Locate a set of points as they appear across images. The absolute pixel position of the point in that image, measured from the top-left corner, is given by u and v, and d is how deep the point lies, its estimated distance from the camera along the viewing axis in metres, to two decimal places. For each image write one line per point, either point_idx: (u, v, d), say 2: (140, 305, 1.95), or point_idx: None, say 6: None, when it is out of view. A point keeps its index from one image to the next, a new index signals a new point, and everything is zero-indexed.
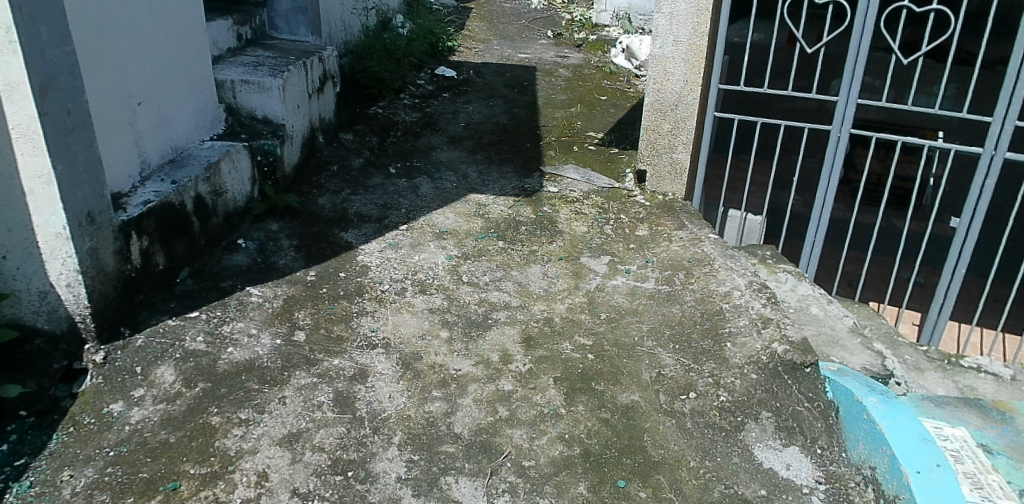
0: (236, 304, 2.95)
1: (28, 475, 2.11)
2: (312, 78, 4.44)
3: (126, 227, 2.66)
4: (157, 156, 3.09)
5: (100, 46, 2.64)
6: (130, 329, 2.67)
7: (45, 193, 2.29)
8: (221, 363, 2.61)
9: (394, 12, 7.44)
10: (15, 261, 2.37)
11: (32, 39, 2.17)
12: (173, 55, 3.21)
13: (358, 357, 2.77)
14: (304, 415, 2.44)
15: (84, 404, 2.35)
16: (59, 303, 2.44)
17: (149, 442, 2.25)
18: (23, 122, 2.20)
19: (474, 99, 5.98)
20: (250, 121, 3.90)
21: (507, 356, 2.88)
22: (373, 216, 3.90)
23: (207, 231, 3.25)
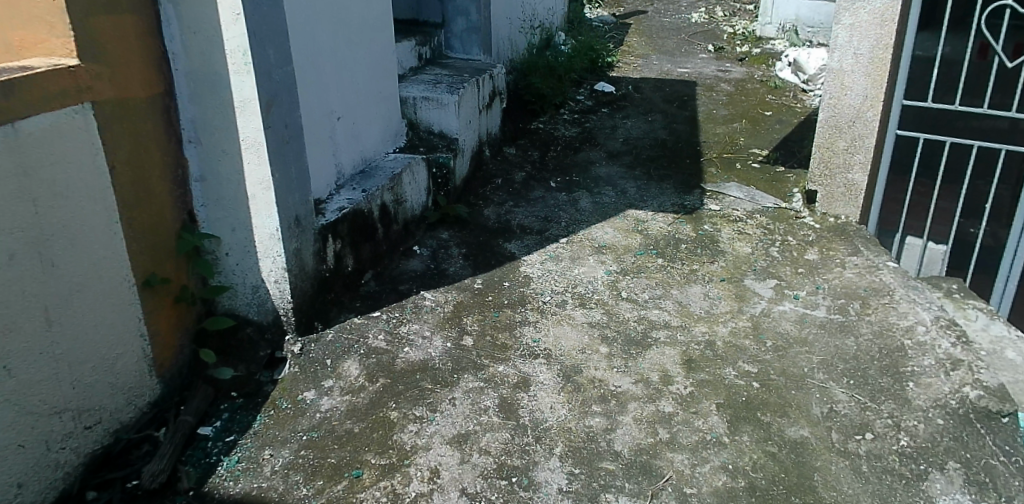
0: (412, 307, 3.14)
1: (236, 451, 2.31)
2: (483, 94, 4.64)
3: (323, 231, 2.92)
4: (350, 166, 3.37)
5: (310, 66, 2.93)
6: (322, 324, 2.91)
7: (263, 198, 2.56)
8: (399, 361, 2.78)
9: (555, 29, 7.56)
10: (235, 258, 2.67)
11: (262, 61, 2.46)
12: (368, 74, 3.49)
13: (521, 365, 2.84)
14: (471, 418, 2.54)
15: (283, 390, 2.58)
16: (267, 297, 2.71)
17: (336, 429, 2.43)
18: (251, 134, 2.49)
19: (633, 113, 5.95)
20: (427, 136, 4.14)
21: (668, 377, 2.82)
22: (535, 228, 3.99)
23: (389, 237, 3.48)
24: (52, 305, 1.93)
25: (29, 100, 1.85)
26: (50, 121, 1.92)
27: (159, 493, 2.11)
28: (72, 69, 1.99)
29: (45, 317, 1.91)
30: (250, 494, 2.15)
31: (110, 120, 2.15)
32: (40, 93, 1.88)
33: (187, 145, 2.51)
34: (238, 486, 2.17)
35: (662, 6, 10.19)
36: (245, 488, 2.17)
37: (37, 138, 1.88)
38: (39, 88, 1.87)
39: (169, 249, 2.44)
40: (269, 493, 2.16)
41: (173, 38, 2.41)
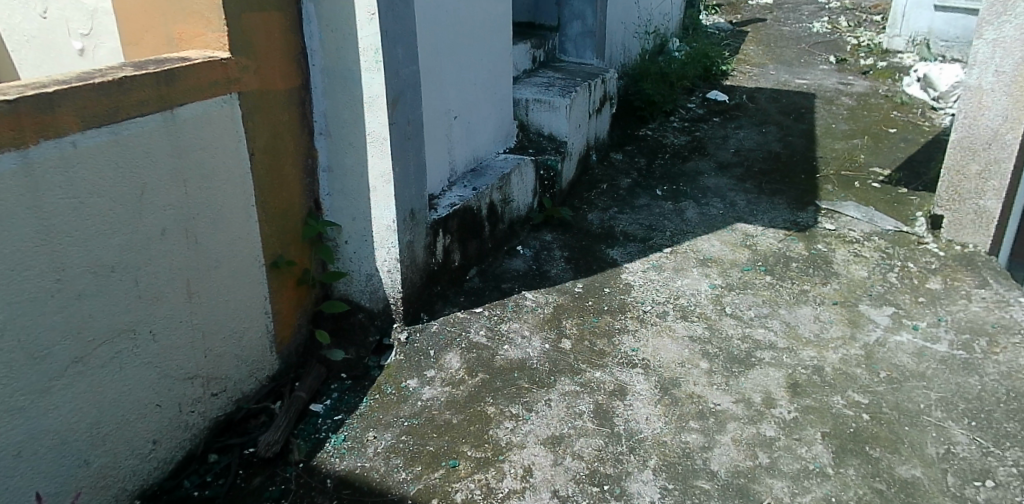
0: (513, 305, 3.18)
1: (343, 429, 2.42)
2: (594, 98, 4.63)
3: (435, 226, 3.01)
4: (462, 164, 3.45)
5: (432, 66, 3.03)
6: (427, 315, 3.01)
7: (383, 190, 2.67)
8: (498, 358, 2.83)
9: (669, 34, 7.43)
10: (353, 246, 2.80)
11: (391, 59, 2.57)
12: (485, 74, 3.57)
13: (618, 373, 2.81)
14: (566, 421, 2.54)
15: (388, 376, 2.68)
16: (379, 285, 2.83)
17: (436, 419, 2.50)
18: (377, 129, 2.60)
19: (745, 124, 5.77)
20: (537, 137, 4.19)
21: (770, 399, 2.72)
22: (639, 236, 3.95)
23: (495, 235, 3.54)
24: (193, 278, 2.09)
25: (186, 89, 2.01)
26: (201, 108, 2.08)
27: (273, 462, 2.24)
28: (223, 61, 2.14)
29: (187, 288, 2.07)
30: (353, 473, 2.24)
31: (252, 110, 2.30)
32: (195, 83, 2.04)
33: (318, 137, 2.66)
34: (343, 463, 2.28)
35: (782, 15, 9.80)
36: (349, 466, 2.26)
37: (190, 124, 2.04)
38: (194, 79, 2.03)
39: (295, 234, 2.59)
40: (371, 473, 2.25)
41: (312, 35, 2.56)
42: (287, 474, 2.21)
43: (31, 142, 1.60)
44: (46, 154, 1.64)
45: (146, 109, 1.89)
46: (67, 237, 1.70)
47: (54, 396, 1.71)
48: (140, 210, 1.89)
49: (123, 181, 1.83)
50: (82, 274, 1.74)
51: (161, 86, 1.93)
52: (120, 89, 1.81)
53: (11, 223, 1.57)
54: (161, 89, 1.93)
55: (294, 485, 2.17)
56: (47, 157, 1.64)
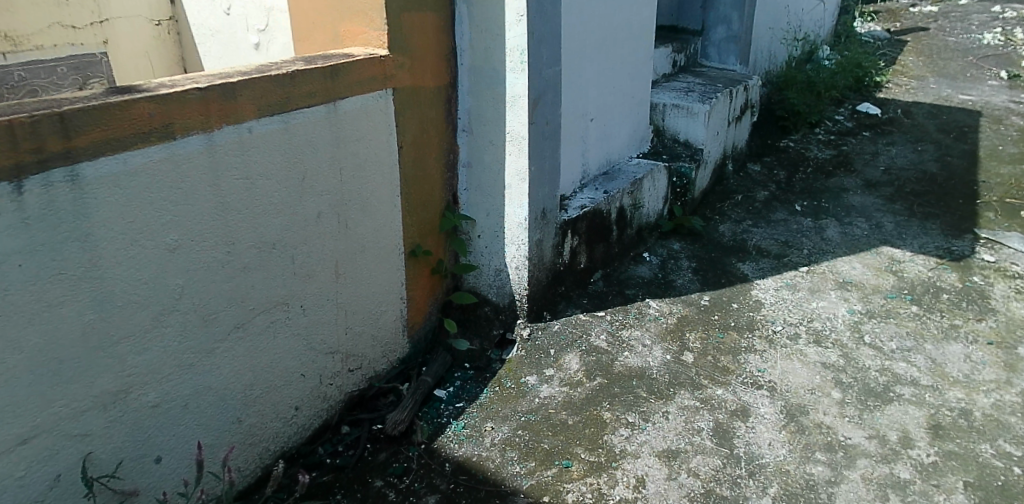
0: (636, 312, 3.15)
1: (464, 417, 2.50)
2: (734, 106, 4.49)
3: (564, 226, 3.04)
4: (595, 167, 3.46)
5: (574, 67, 3.06)
6: (551, 314, 3.04)
7: (518, 188, 2.73)
8: (617, 364, 2.81)
9: (819, 42, 7.03)
10: (485, 241, 2.88)
11: (535, 61, 2.62)
12: (625, 78, 3.55)
13: (741, 393, 2.70)
14: (683, 436, 2.46)
15: (509, 370, 2.74)
16: (507, 281, 2.89)
17: (552, 417, 2.52)
18: (517, 128, 2.66)
19: (898, 140, 5.37)
20: (672, 144, 4.12)
21: (908, 439, 2.51)
22: (772, 252, 3.78)
23: (623, 240, 3.53)
24: (341, 260, 2.24)
25: (348, 83, 2.15)
26: (360, 102, 2.21)
27: (397, 440, 2.35)
28: (382, 58, 2.27)
29: (335, 269, 2.22)
30: (470, 460, 2.31)
31: (404, 105, 2.42)
32: (357, 78, 2.17)
33: (461, 133, 2.76)
34: (461, 449, 2.35)
35: (947, 24, 9.02)
36: (466, 453, 2.33)
37: (349, 116, 2.17)
38: (356, 74, 2.16)
39: (433, 225, 2.70)
40: (486, 463, 2.30)
41: (463, 35, 2.65)
42: (410, 453, 2.32)
43: (215, 127, 1.74)
44: (226, 138, 1.77)
45: (312, 100, 2.03)
46: (240, 213, 1.84)
47: (217, 356, 1.85)
48: (301, 193, 2.04)
49: (288, 165, 1.98)
50: (250, 248, 1.89)
51: (328, 80, 2.07)
52: (291, 82, 1.96)
53: (194, 198, 1.70)
54: (326, 83, 2.07)
55: (415, 465, 2.27)
56: (228, 141, 1.78)
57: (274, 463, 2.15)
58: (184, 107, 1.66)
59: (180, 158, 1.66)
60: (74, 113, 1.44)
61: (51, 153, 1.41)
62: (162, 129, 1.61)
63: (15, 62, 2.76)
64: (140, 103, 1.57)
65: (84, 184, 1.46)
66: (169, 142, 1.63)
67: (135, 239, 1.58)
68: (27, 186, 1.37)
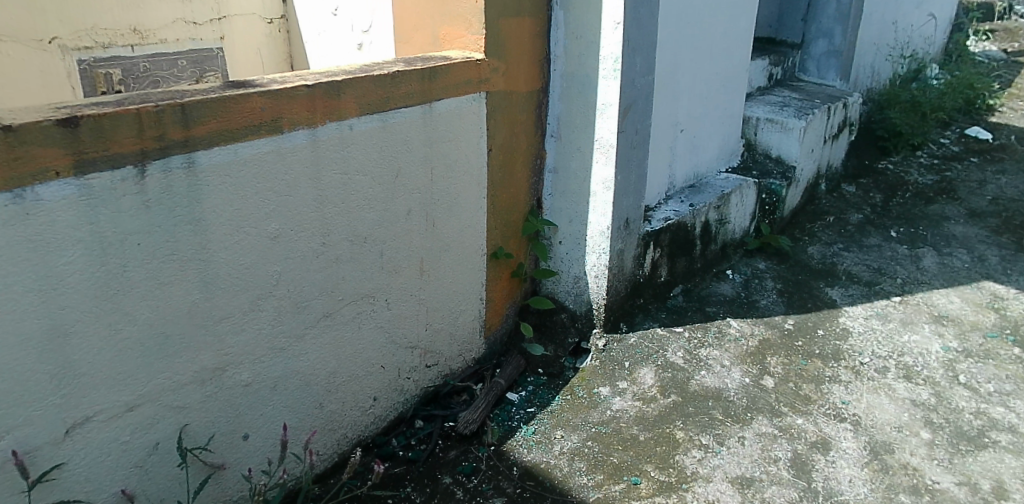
0: (715, 331, 3.07)
1: (534, 422, 2.50)
2: (832, 123, 4.31)
3: (647, 238, 3.00)
4: (682, 179, 3.40)
5: (667, 77, 3.01)
6: (627, 326, 3.00)
7: (603, 196, 2.70)
8: (693, 383, 2.74)
9: (927, 60, 6.66)
10: (566, 247, 2.87)
11: (629, 68, 2.59)
12: (718, 89, 3.46)
13: (822, 424, 2.59)
14: (759, 464, 2.37)
15: (582, 380, 2.72)
16: (585, 289, 2.87)
17: (623, 432, 2.48)
18: (605, 136, 2.64)
19: (1010, 168, 5.02)
20: (763, 159, 3.99)
21: (1004, 490, 2.33)
22: (864, 279, 3.61)
23: (705, 256, 3.44)
24: (426, 257, 2.28)
25: (445, 84, 2.18)
26: (455, 103, 2.25)
27: (468, 439, 2.37)
28: (478, 61, 2.29)
29: (419, 266, 2.26)
30: (538, 467, 2.30)
31: (496, 108, 2.44)
32: (453, 80, 2.21)
33: (549, 138, 2.75)
34: (530, 455, 2.35)
35: None
36: (535, 459, 2.33)
37: (443, 117, 2.21)
38: (452, 76, 2.20)
39: (516, 228, 2.72)
40: (554, 471, 2.29)
41: (557, 41, 2.65)
42: (479, 453, 2.32)
43: (319, 122, 1.81)
44: (329, 134, 1.84)
45: (410, 100, 2.07)
46: (336, 207, 1.90)
47: (306, 342, 1.91)
48: (393, 190, 2.08)
49: (384, 162, 2.03)
50: (342, 241, 1.95)
51: (425, 81, 2.11)
52: (391, 81, 2.00)
53: (296, 190, 1.77)
54: (424, 84, 2.11)
55: (484, 465, 2.27)
56: (330, 137, 1.84)
57: (351, 450, 2.20)
58: (292, 103, 1.73)
59: (285, 151, 1.72)
60: (194, 105, 1.52)
61: (172, 141, 1.49)
62: (271, 124, 1.68)
63: (141, 54, 2.92)
64: (253, 98, 1.64)
65: (199, 172, 1.54)
66: (277, 136, 1.70)
67: (241, 226, 1.66)
68: (150, 170, 1.46)
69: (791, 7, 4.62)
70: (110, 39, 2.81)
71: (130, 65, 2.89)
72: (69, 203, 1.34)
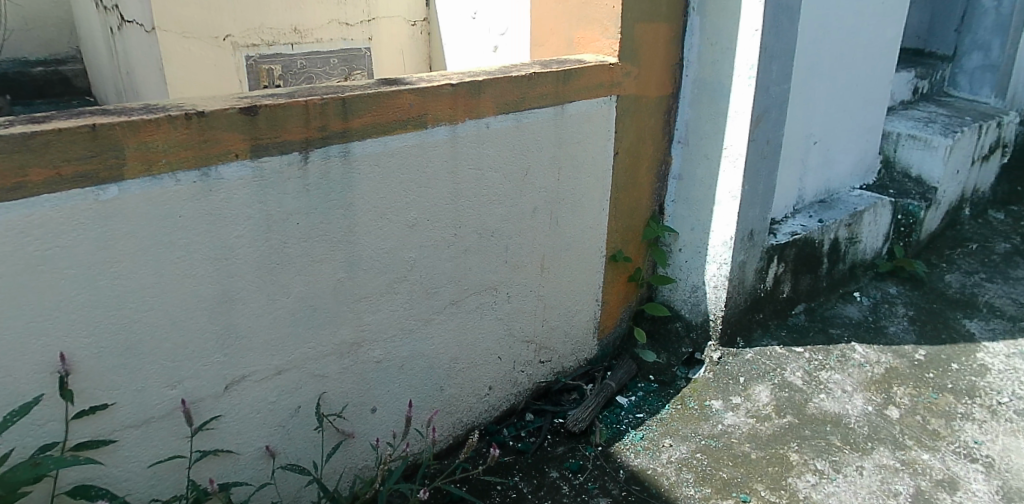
0: (838, 355, 2.93)
1: (642, 428, 2.49)
2: (983, 143, 3.99)
3: (770, 251, 2.92)
4: (812, 193, 3.27)
5: (804, 86, 2.91)
6: (744, 341, 2.92)
7: (728, 206, 2.65)
8: (812, 406, 2.64)
9: None
10: (686, 255, 2.84)
11: (764, 77, 2.52)
12: (857, 101, 3.30)
13: (951, 463, 2.41)
14: (877, 496, 2.25)
15: (693, 391, 2.68)
16: (703, 300, 2.83)
17: (734, 447, 2.42)
18: (735, 144, 2.59)
19: None
20: (902, 178, 3.76)
21: None
22: (1009, 313, 3.32)
23: (831, 275, 3.30)
24: (548, 255, 2.33)
25: (578, 87, 2.23)
26: (586, 106, 2.29)
27: (576, 437, 2.39)
28: (612, 65, 2.33)
29: (540, 263, 2.31)
30: (645, 472, 2.29)
31: (626, 113, 2.46)
32: (586, 83, 2.25)
33: (675, 144, 2.74)
34: (637, 460, 2.34)
35: None
36: (641, 465, 2.32)
37: (574, 119, 2.25)
38: (586, 79, 2.24)
39: (636, 233, 2.72)
40: (660, 479, 2.27)
41: (692, 47, 2.63)
42: (586, 452, 2.34)
43: (460, 120, 1.90)
44: (468, 131, 1.93)
45: (544, 101, 2.14)
46: (469, 200, 1.99)
47: (432, 327, 2.01)
48: (522, 188, 2.15)
49: (515, 160, 2.10)
50: (472, 233, 2.04)
51: (559, 83, 2.16)
52: (528, 83, 2.07)
53: (434, 183, 1.88)
54: (558, 86, 2.17)
55: (591, 464, 2.29)
56: (469, 134, 1.93)
57: (468, 433, 2.29)
58: (437, 101, 1.83)
59: (428, 145, 1.83)
60: (353, 99, 1.64)
61: (332, 132, 1.62)
62: (418, 119, 1.79)
63: (299, 52, 3.16)
64: (403, 95, 1.75)
65: (352, 161, 1.67)
66: (421, 130, 1.81)
67: (384, 213, 1.78)
68: (312, 157, 1.59)
69: (944, 16, 4.32)
70: (274, 38, 3.06)
71: (290, 61, 3.14)
72: (244, 182, 1.49)
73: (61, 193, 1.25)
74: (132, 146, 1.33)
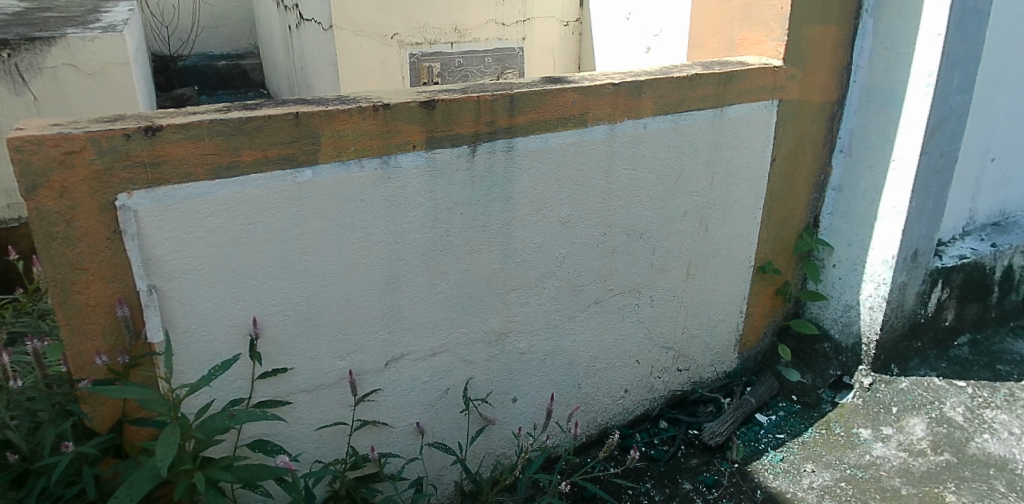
0: (1007, 393, 2.64)
1: (782, 450, 2.37)
2: None
3: (935, 275, 2.70)
4: (986, 215, 2.98)
5: (987, 96, 2.67)
6: (898, 369, 2.68)
7: (892, 222, 2.47)
8: (973, 446, 2.38)
9: None
10: (840, 272, 2.66)
11: (944, 84, 2.34)
12: None
13: None
14: None
15: (840, 416, 2.52)
16: (856, 320, 2.65)
17: (883, 480, 2.23)
18: (905, 156, 2.41)
19: None
20: None
21: None
22: None
23: (1002, 306, 3.00)
24: (694, 261, 2.28)
25: (739, 89, 2.17)
26: (746, 110, 2.22)
27: (712, 450, 2.32)
28: (775, 69, 2.24)
29: (686, 269, 2.27)
30: (784, 495, 2.17)
31: (787, 118, 2.36)
32: (748, 86, 2.18)
33: (837, 154, 2.59)
34: (776, 481, 2.22)
35: None
36: (781, 487, 2.20)
37: (733, 122, 2.19)
38: (747, 82, 2.17)
39: (787, 244, 2.61)
40: None
41: (862, 51, 2.47)
42: (722, 468, 2.26)
43: (619, 119, 1.90)
44: (626, 131, 1.93)
45: (703, 103, 2.09)
46: (622, 201, 1.99)
47: (576, 323, 2.03)
48: (674, 191, 2.12)
49: (670, 163, 2.07)
50: (621, 233, 2.03)
51: (720, 85, 2.11)
52: (689, 84, 2.04)
53: (588, 181, 1.89)
54: (719, 88, 2.12)
55: (726, 480, 2.21)
56: (627, 133, 1.93)
57: (610, 429, 2.31)
58: (599, 100, 1.84)
59: (586, 143, 1.85)
60: (521, 96, 1.69)
61: (500, 127, 1.67)
62: (579, 117, 1.81)
63: (458, 51, 3.27)
64: (567, 93, 1.77)
65: (516, 155, 1.72)
66: (581, 129, 1.83)
67: (540, 208, 1.81)
68: (479, 150, 1.65)
69: None
70: (436, 37, 3.20)
71: (448, 60, 3.26)
72: (418, 172, 1.57)
73: (266, 173, 1.38)
74: (327, 134, 1.44)
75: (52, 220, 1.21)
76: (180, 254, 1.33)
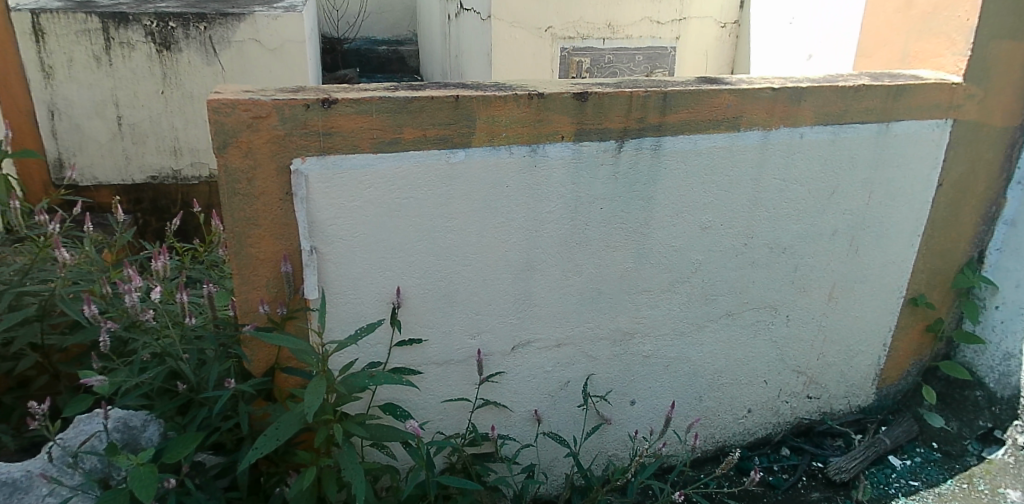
0: None
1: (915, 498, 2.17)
2: None
3: None
4: None
5: None
6: None
7: None
8: None
9: None
10: (1004, 315, 2.38)
11: None
12: None
13: None
14: None
15: (986, 471, 2.28)
16: (1017, 371, 2.37)
17: None
18: None
19: None
20: None
21: None
22: None
23: None
24: (839, 284, 2.15)
25: (909, 104, 2.01)
26: (915, 128, 2.06)
27: (835, 487, 2.17)
28: (954, 85, 2.07)
29: (830, 291, 2.14)
30: None
31: (961, 141, 2.17)
32: (919, 101, 2.03)
33: (1014, 185, 2.33)
34: None
35: None
36: None
37: (898, 140, 2.04)
38: (920, 97, 2.02)
39: (945, 278, 2.40)
40: None
41: None
42: None
43: (774, 127, 1.83)
44: (781, 139, 1.85)
45: (868, 117, 1.97)
46: (768, 212, 1.91)
47: (704, 333, 1.98)
48: (825, 207, 2.01)
49: (825, 177, 1.96)
50: (762, 246, 1.95)
51: (889, 98, 1.97)
52: (855, 95, 1.92)
53: (736, 188, 1.83)
54: (888, 102, 1.98)
55: None
56: (781, 142, 1.84)
57: (730, 448, 2.22)
58: (755, 104, 1.78)
59: (737, 148, 1.79)
60: (675, 94, 1.66)
61: (650, 124, 1.65)
62: (732, 121, 1.76)
63: (609, 47, 3.26)
64: (723, 95, 1.72)
65: (663, 155, 1.69)
66: (734, 133, 1.77)
67: (682, 211, 1.78)
68: (626, 146, 1.64)
69: None
70: (589, 32, 3.21)
71: (599, 56, 3.26)
72: (564, 163, 1.59)
73: (423, 151, 1.45)
74: (482, 118, 1.49)
75: (236, 177, 1.34)
76: (339, 221, 1.43)
